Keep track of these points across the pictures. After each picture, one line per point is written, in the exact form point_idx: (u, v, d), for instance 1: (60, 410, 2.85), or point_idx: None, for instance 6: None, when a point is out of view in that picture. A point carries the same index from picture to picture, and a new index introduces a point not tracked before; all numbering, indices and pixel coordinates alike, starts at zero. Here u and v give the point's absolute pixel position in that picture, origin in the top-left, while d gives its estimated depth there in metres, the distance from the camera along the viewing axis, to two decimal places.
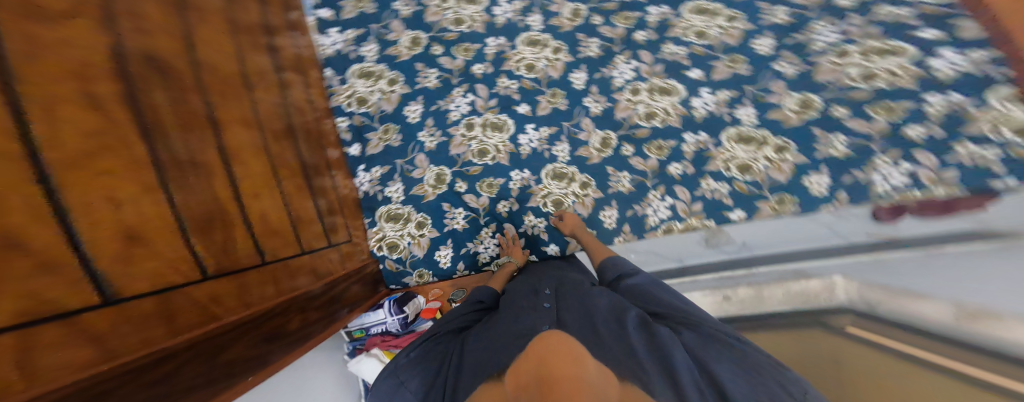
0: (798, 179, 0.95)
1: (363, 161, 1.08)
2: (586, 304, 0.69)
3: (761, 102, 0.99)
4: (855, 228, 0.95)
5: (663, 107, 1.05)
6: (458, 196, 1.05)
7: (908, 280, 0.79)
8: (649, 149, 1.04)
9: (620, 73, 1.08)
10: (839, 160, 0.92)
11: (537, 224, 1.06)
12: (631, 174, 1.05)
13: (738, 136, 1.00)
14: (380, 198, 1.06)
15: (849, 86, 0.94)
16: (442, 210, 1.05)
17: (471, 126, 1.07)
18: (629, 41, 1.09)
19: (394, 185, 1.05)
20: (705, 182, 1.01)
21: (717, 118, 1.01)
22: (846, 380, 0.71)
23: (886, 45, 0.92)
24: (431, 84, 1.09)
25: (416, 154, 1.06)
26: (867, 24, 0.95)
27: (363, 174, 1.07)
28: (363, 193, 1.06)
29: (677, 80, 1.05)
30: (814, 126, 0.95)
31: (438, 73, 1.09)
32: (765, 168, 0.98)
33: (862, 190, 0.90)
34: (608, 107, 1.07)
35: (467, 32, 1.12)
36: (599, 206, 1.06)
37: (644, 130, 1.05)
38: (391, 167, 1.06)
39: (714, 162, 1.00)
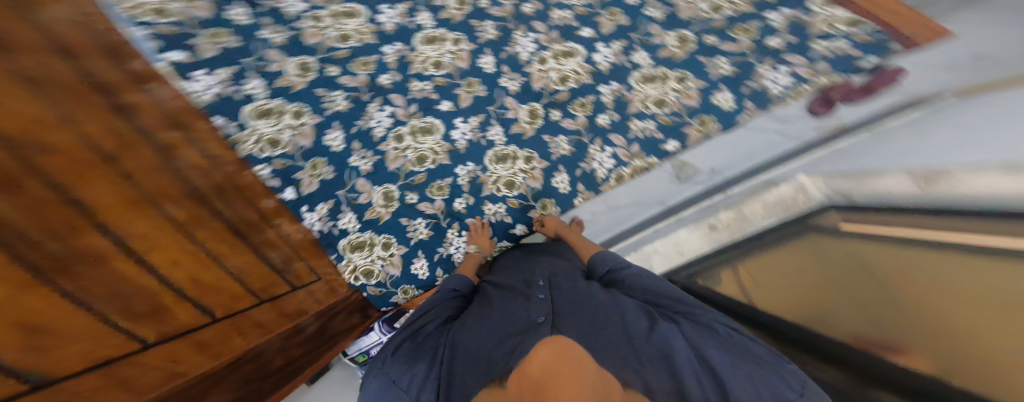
0: (708, 101, 1.03)
1: (301, 201, 0.89)
2: (580, 292, 0.77)
3: (647, 44, 1.00)
4: (803, 127, 1.05)
5: (572, 69, 1.02)
6: (413, 208, 1.05)
7: (859, 162, 0.88)
8: (573, 109, 1.05)
9: (522, 46, 0.98)
10: (733, 75, 1.00)
11: (497, 210, 1.14)
12: (569, 136, 1.08)
13: (644, 77, 1.03)
14: (338, 232, 0.97)
15: (705, 19, 0.99)
16: (401, 224, 1.06)
17: (401, 137, 0.96)
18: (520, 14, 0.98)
19: (346, 216, 0.98)
20: (632, 123, 1.07)
21: (620, 67, 1.02)
22: (873, 289, 0.78)
23: None
24: (341, 107, 0.87)
25: (356, 180, 0.96)
26: None
27: (310, 216, 0.91)
28: (319, 233, 0.94)
29: (572, 40, 1.00)
30: (699, 55, 1.00)
31: (344, 93, 0.86)
32: (676, 99, 1.04)
33: (762, 95, 0.99)
34: (523, 81, 1.01)
35: (359, 46, 0.85)
36: (550, 174, 1.12)
37: (564, 93, 1.03)
38: (335, 200, 0.95)
39: (633, 104, 1.05)
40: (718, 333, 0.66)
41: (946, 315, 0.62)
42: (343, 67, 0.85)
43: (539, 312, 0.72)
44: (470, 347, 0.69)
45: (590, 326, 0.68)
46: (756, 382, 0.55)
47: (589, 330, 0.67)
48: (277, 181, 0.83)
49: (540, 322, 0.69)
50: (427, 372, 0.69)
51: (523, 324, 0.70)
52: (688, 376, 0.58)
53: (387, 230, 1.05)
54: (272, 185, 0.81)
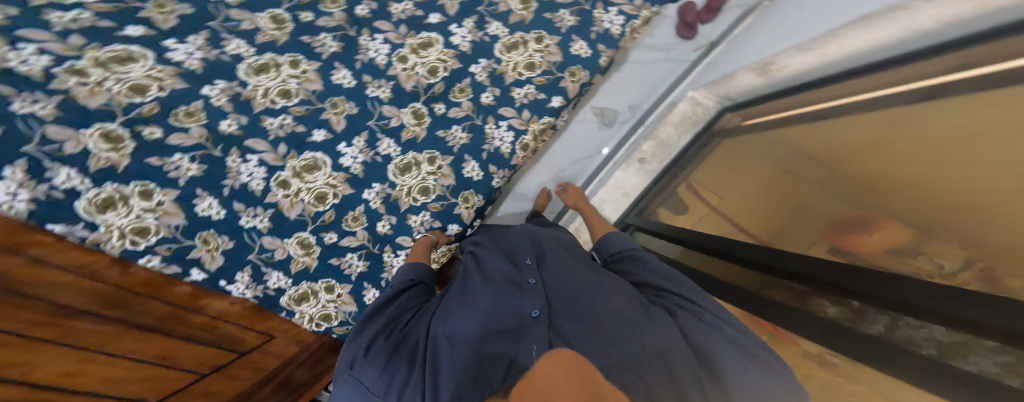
0: (568, 52, 1.08)
1: (219, 276, 0.94)
2: (574, 283, 0.82)
3: (497, 15, 1.03)
4: (683, 51, 1.27)
5: (437, 59, 1.02)
6: (337, 246, 1.10)
7: (721, 67, 1.10)
8: (453, 97, 1.07)
9: (376, 51, 0.96)
10: (576, 25, 1.07)
11: (422, 220, 1.18)
12: (461, 124, 1.11)
13: (506, 46, 1.05)
14: (272, 293, 1.03)
15: None
16: (333, 265, 1.11)
17: (287, 182, 0.96)
18: (355, 19, 0.92)
19: (273, 277, 1.02)
20: (514, 93, 1.11)
21: (480, 43, 1.04)
22: (778, 182, 0.97)
23: None
24: (194, 171, 0.83)
25: (261, 238, 0.97)
26: None
27: (233, 287, 0.97)
28: (256, 298, 1.02)
29: (425, 30, 0.99)
30: (544, 12, 1.04)
31: (186, 156, 0.81)
32: (542, 58, 1.08)
33: (608, 37, 1.08)
34: (393, 84, 1.00)
35: (166, 96, 0.76)
36: (456, 165, 1.16)
37: (439, 83, 1.04)
38: (252, 265, 0.98)
39: (508, 75, 1.08)
40: (722, 333, 0.64)
41: (829, 176, 0.80)
42: (172, 125, 0.78)
43: (535, 305, 0.76)
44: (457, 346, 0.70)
45: (586, 316, 0.71)
46: (755, 381, 0.55)
47: (587, 330, 0.68)
48: (173, 266, 0.86)
49: (535, 315, 0.74)
50: (409, 378, 0.69)
51: (519, 320, 0.74)
52: (686, 379, 0.57)
53: (323, 276, 1.11)
54: (170, 271, 0.86)
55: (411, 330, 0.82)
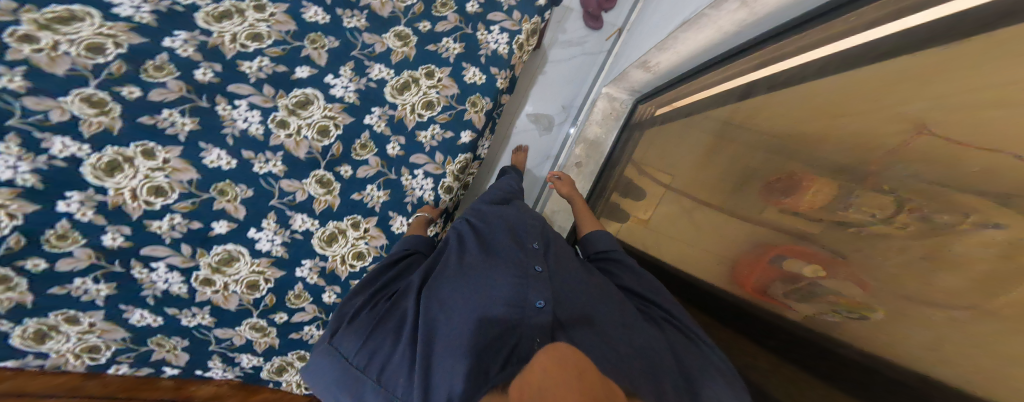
0: (463, 83, 0.98)
1: (192, 365, 0.90)
2: (577, 278, 0.77)
3: (376, 57, 0.89)
4: (597, 42, 1.32)
5: (324, 118, 0.86)
6: (291, 323, 0.94)
7: (623, 56, 1.15)
8: (357, 156, 0.92)
9: (244, 120, 0.79)
10: (463, 52, 0.97)
11: None
12: (375, 181, 0.96)
13: (396, 89, 0.92)
14: (250, 371, 0.96)
15: (404, 6, 0.90)
16: (297, 339, 0.96)
17: (209, 280, 0.82)
18: (198, 86, 0.73)
19: (244, 357, 0.94)
20: (419, 137, 0.98)
21: (366, 89, 0.89)
22: (680, 170, 1.00)
23: None
24: (106, 290, 0.75)
25: (210, 332, 0.87)
26: None
27: (211, 372, 0.93)
28: (239, 377, 0.96)
29: (297, 87, 0.82)
30: (426, 46, 0.94)
31: (87, 278, 0.72)
32: (437, 93, 0.96)
33: (498, 58, 1.01)
34: (284, 153, 0.83)
35: (22, 222, 0.64)
36: (385, 225, 0.99)
37: (337, 144, 0.89)
38: (218, 353, 0.91)
39: (408, 120, 0.95)
40: (696, 346, 0.68)
41: (722, 171, 0.82)
42: (48, 253, 0.68)
43: (541, 294, 0.68)
44: (453, 332, 0.62)
45: (588, 318, 0.69)
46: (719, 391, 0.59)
47: (593, 336, 0.65)
48: (144, 367, 0.85)
49: (540, 306, 0.66)
50: (395, 354, 0.63)
51: (524, 309, 0.66)
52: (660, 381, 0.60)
53: (292, 349, 0.97)
54: (144, 372, 0.86)
55: (401, 300, 0.73)
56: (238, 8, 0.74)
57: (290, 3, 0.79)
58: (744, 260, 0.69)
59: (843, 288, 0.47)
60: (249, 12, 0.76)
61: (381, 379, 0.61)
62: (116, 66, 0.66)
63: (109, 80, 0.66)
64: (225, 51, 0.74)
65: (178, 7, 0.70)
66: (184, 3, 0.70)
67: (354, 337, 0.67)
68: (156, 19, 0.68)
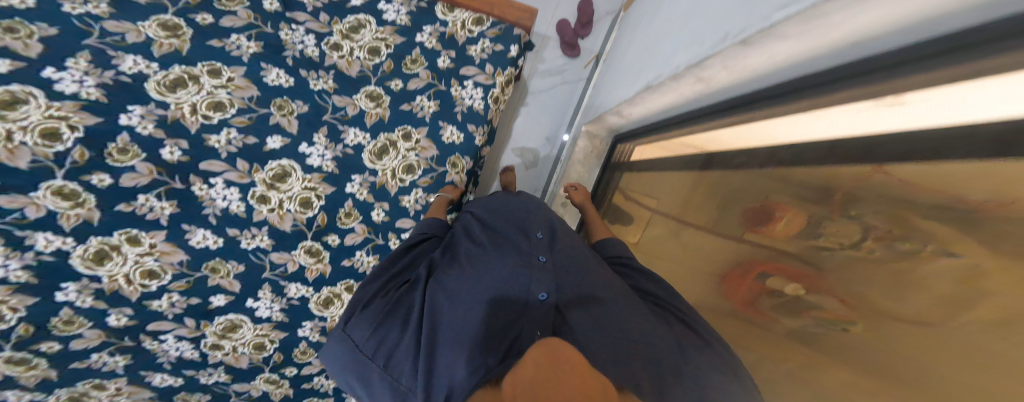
0: (443, 144, 0.95)
1: None
2: (588, 271, 0.72)
3: (350, 121, 0.86)
4: (577, 70, 1.33)
5: (303, 190, 0.84)
6: (301, 375, 0.97)
7: (601, 88, 1.14)
8: (343, 224, 0.89)
9: (222, 198, 0.77)
10: (439, 110, 0.94)
11: None
12: (364, 246, 0.92)
13: (374, 153, 0.89)
14: None
15: (375, 65, 0.87)
16: (309, 387, 0.99)
17: (218, 344, 0.85)
18: (169, 166, 0.71)
19: None
20: (402, 202, 0.94)
21: (343, 158, 0.87)
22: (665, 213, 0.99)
23: (350, 21, 0.84)
24: (123, 361, 0.78)
25: (228, 386, 0.91)
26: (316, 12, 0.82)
27: None
28: None
29: (271, 159, 0.80)
30: (400, 105, 0.90)
31: (104, 353, 0.76)
32: (417, 157, 0.93)
33: (475, 114, 0.97)
34: (268, 227, 0.82)
35: (26, 314, 0.66)
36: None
37: (321, 214, 0.86)
38: None
39: (390, 186, 0.92)
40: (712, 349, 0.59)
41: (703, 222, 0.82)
42: (61, 335, 0.71)
43: (543, 287, 0.66)
44: (456, 325, 0.61)
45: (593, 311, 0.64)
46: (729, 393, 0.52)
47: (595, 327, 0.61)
48: None
49: (541, 299, 0.64)
50: (401, 342, 0.62)
51: (524, 302, 0.64)
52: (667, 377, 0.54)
53: (304, 397, 1.00)
54: None
55: (413, 291, 0.71)
56: (191, 73, 0.70)
57: (248, 66, 0.76)
58: (731, 276, 0.69)
59: (823, 302, 0.46)
60: (205, 79, 0.72)
61: (387, 367, 0.60)
62: (78, 153, 0.63)
63: (76, 169, 0.64)
64: (187, 124, 0.71)
65: (126, 78, 0.65)
66: (132, 74, 0.66)
67: (364, 324, 0.65)
68: (106, 93, 0.64)
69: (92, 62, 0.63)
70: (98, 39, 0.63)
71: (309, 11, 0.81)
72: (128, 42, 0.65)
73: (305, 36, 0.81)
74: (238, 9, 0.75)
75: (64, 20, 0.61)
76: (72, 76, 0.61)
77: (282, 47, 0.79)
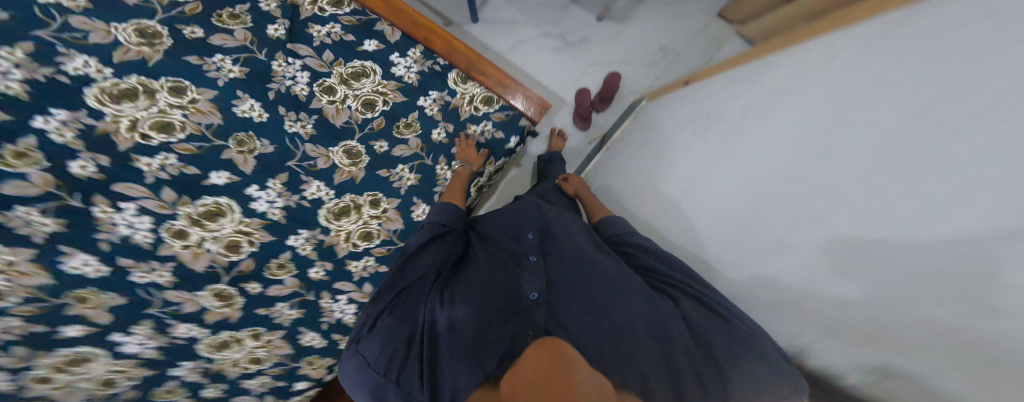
0: (411, 219, 0.87)
1: None
2: (585, 257, 0.68)
3: (316, 172, 0.79)
4: (581, 143, 1.37)
5: (234, 232, 0.71)
6: None
7: (610, 169, 1.17)
8: (270, 274, 0.74)
9: (127, 225, 0.62)
10: (419, 184, 0.89)
11: (263, 382, 0.77)
12: (288, 299, 0.76)
13: (334, 213, 0.80)
14: None
15: (365, 119, 0.86)
16: None
17: (46, 377, 0.57)
18: (76, 182, 0.59)
19: None
20: (349, 266, 0.81)
21: (295, 209, 0.77)
22: None
23: (353, 68, 0.87)
24: None
25: None
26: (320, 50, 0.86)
27: None
28: None
29: (211, 193, 0.70)
30: (378, 170, 0.85)
31: None
32: (378, 225, 0.84)
33: None
34: (176, 264, 0.66)
35: None
36: (292, 338, 0.78)
37: (248, 260, 0.72)
38: None
39: (339, 248, 0.80)
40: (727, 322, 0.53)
41: None
42: None
43: (534, 286, 0.64)
44: (461, 336, 0.56)
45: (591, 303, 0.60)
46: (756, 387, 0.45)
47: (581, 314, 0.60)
48: None
49: (532, 299, 0.62)
50: (406, 357, 0.54)
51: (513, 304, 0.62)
52: (687, 380, 0.49)
53: None
54: None
55: (421, 296, 0.62)
56: (148, 86, 0.67)
57: (220, 91, 0.73)
58: None
59: None
60: (162, 94, 0.68)
61: (399, 385, 0.51)
62: None
63: None
64: (118, 140, 0.63)
65: (63, 79, 0.60)
66: (75, 76, 0.61)
67: (377, 338, 0.56)
68: (33, 93, 0.57)
69: (33, 54, 0.59)
70: (57, 33, 0.62)
71: (314, 46, 0.85)
72: (89, 42, 0.64)
73: (299, 72, 0.83)
74: (236, 30, 0.78)
75: (27, 10, 0.61)
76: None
77: (268, 77, 0.79)
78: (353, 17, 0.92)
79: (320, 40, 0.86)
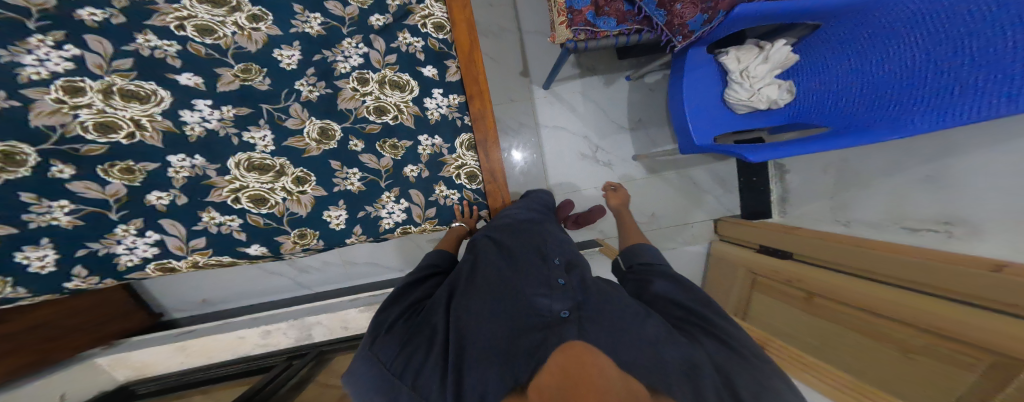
0: (318, 214, 0.71)
1: None
2: (605, 288, 0.56)
3: (276, 126, 0.66)
4: None
5: (129, 118, 0.57)
6: None
7: None
8: (103, 172, 0.57)
9: (38, 58, 0.52)
10: (358, 195, 0.73)
11: None
12: (82, 204, 0.56)
13: (250, 164, 0.65)
14: None
15: (367, 120, 0.72)
16: None
17: None
18: (65, 19, 0.54)
19: None
20: (203, 214, 0.64)
21: (215, 140, 0.63)
22: None
23: (398, 77, 0.73)
24: None
25: None
26: (388, 50, 0.74)
27: None
28: None
29: (159, 84, 0.59)
30: (332, 159, 0.70)
31: None
32: (280, 200, 0.68)
33: (373, 227, 0.75)
34: (15, 108, 0.51)
35: None
36: (8, 249, 0.54)
37: (100, 147, 0.56)
38: None
39: (215, 194, 0.64)
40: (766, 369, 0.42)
41: None
42: None
43: (564, 303, 0.53)
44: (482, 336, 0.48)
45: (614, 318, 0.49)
46: None
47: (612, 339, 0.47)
48: None
49: (563, 316, 0.50)
50: (430, 357, 0.47)
51: (542, 319, 0.51)
52: None
53: None
54: None
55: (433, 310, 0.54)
56: (238, 5, 0.65)
57: (286, 35, 0.68)
58: None
59: None
60: (239, 15, 0.65)
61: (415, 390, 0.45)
62: None
63: None
64: (155, 17, 0.60)
65: None
66: None
67: (393, 342, 0.50)
68: None
69: None
70: None
71: (390, 45, 0.74)
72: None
73: (356, 56, 0.72)
74: (350, 5, 0.73)
75: None
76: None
77: (329, 46, 0.71)
78: (440, 43, 0.77)
79: (399, 45, 0.74)
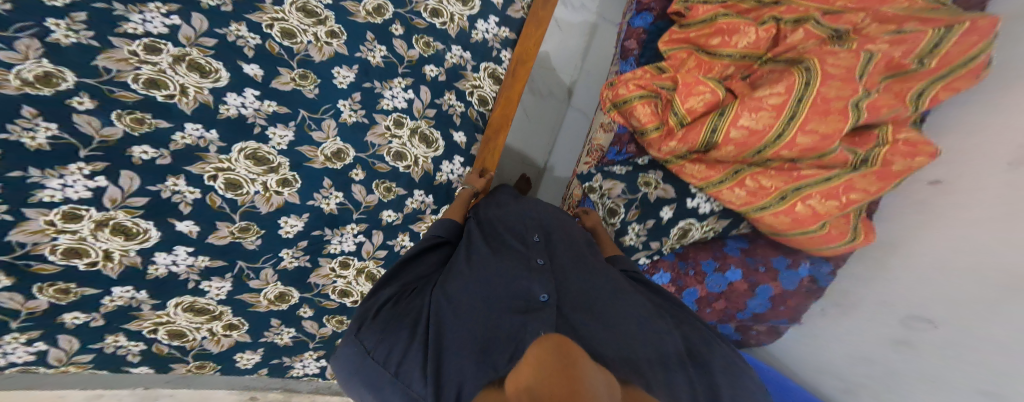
0: (230, 353, 0.88)
1: None
2: (579, 281, 0.64)
3: (240, 281, 0.82)
4: None
5: (105, 249, 0.65)
6: None
7: None
8: (39, 287, 0.60)
9: (61, 184, 0.58)
10: (281, 348, 0.95)
11: None
12: None
13: (189, 305, 0.77)
14: None
15: (327, 295, 0.96)
16: None
17: None
18: (116, 153, 0.62)
19: None
20: (109, 337, 0.71)
21: (171, 278, 0.74)
22: None
23: (376, 271, 1.01)
24: None
25: None
26: (380, 247, 1.00)
27: None
28: None
29: (156, 224, 0.69)
30: (274, 318, 0.90)
31: None
32: (199, 337, 0.82)
33: (282, 370, 0.99)
34: (3, 220, 0.54)
35: None
36: None
37: (55, 266, 0.61)
38: None
39: (137, 323, 0.73)
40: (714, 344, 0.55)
41: None
42: None
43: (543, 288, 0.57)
44: (469, 318, 0.51)
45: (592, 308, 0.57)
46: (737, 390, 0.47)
47: (606, 329, 0.53)
48: None
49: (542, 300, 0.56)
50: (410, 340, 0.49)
51: (523, 303, 0.55)
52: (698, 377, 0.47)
53: None
54: None
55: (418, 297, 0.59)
56: (278, 167, 0.81)
57: (303, 203, 0.86)
58: None
59: None
60: (271, 179, 0.80)
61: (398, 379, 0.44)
62: (124, 95, 0.62)
63: (96, 91, 0.59)
64: (198, 163, 0.71)
65: (258, 130, 0.78)
66: (264, 134, 0.78)
67: (375, 329, 0.51)
68: (229, 119, 0.74)
69: (269, 114, 0.79)
70: (309, 115, 0.83)
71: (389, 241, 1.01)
72: (309, 133, 0.84)
73: (352, 241, 0.95)
74: (373, 194, 0.95)
75: (328, 104, 0.86)
76: (244, 99, 0.75)
77: (333, 225, 0.91)
78: None
79: (394, 244, 1.02)
